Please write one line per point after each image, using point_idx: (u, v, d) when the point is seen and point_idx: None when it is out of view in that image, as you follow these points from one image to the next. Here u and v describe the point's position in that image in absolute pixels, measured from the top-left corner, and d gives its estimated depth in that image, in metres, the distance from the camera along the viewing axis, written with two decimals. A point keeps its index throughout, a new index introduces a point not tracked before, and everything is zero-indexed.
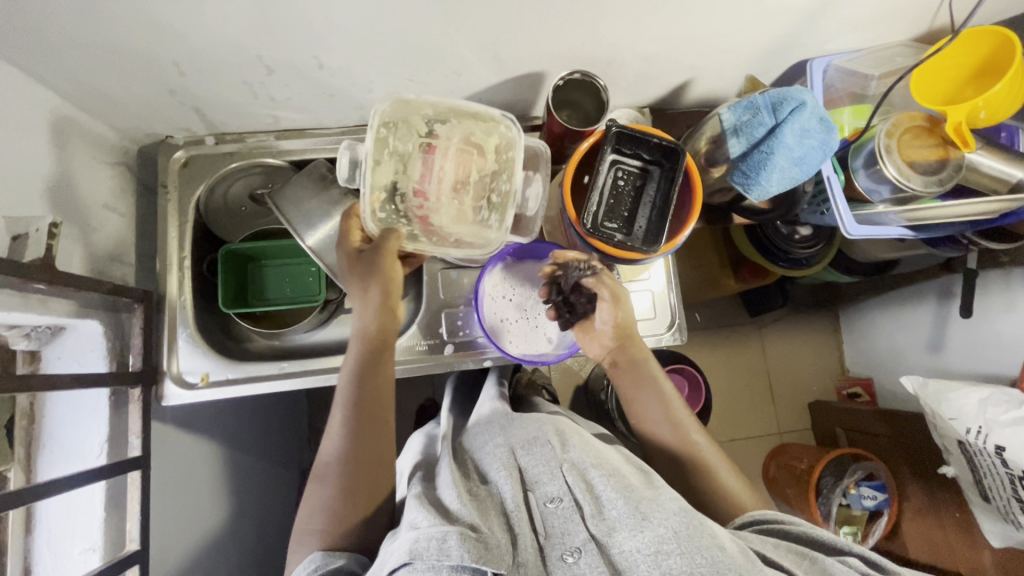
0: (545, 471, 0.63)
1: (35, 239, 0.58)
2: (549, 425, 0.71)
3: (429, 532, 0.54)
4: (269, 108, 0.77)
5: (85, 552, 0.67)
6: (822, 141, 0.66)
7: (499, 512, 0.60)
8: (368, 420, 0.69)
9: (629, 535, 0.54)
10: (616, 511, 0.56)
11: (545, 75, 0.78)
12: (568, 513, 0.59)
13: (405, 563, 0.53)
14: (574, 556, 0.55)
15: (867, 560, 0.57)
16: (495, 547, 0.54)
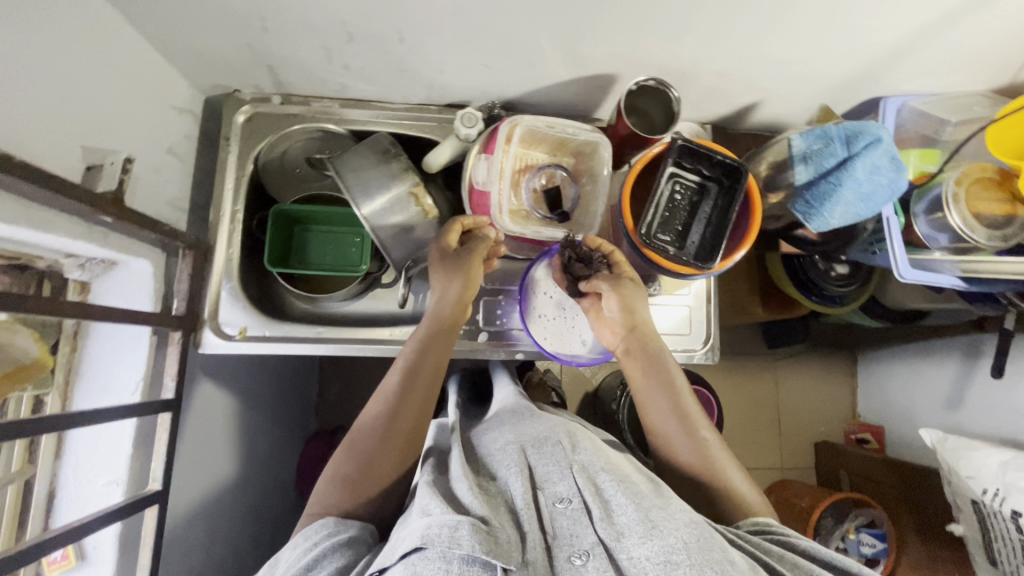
0: (554, 471, 0.63)
1: (110, 171, 0.62)
2: (562, 426, 0.71)
3: (442, 519, 0.53)
4: (340, 75, 0.78)
5: (109, 484, 0.68)
6: (891, 180, 0.65)
7: (507, 508, 0.59)
8: (416, 402, 0.70)
9: (639, 542, 0.53)
10: (625, 517, 0.56)
11: (617, 78, 0.78)
12: (576, 516, 0.58)
13: (417, 549, 0.52)
14: (582, 560, 0.54)
15: None
16: (504, 542, 0.53)
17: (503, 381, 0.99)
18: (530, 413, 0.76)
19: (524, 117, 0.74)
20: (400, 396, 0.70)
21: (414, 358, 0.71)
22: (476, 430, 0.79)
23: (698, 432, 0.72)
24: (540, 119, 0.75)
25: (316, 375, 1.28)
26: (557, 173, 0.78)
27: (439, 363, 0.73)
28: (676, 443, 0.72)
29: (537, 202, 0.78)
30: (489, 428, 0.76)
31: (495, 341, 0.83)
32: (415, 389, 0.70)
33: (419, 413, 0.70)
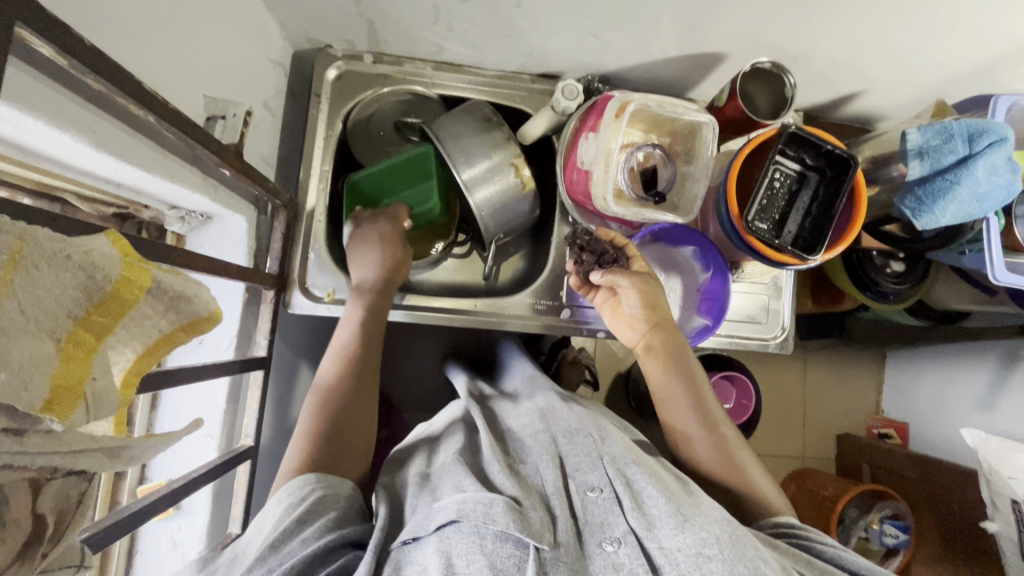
0: (585, 461, 0.60)
1: (231, 124, 0.59)
2: (591, 420, 0.67)
3: (477, 495, 0.52)
4: (441, 36, 0.75)
5: (202, 437, 0.69)
6: (1009, 182, 0.65)
7: (539, 494, 0.57)
8: (353, 400, 0.67)
9: (670, 533, 0.49)
10: (657, 508, 0.52)
11: (726, 57, 0.76)
12: (607, 505, 0.55)
13: (452, 522, 0.50)
14: (614, 546, 0.51)
15: None
16: (536, 523, 0.51)
17: (517, 363, 0.97)
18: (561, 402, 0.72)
19: (631, 94, 0.71)
20: (334, 400, 0.66)
21: (349, 356, 0.69)
22: (501, 412, 0.76)
23: (723, 432, 0.69)
24: (647, 97, 0.72)
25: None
26: (654, 155, 0.77)
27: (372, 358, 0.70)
28: (699, 443, 0.68)
29: (633, 181, 0.76)
30: (518, 412, 0.74)
31: (577, 319, 0.83)
32: (349, 383, 0.67)
33: (359, 409, 0.67)
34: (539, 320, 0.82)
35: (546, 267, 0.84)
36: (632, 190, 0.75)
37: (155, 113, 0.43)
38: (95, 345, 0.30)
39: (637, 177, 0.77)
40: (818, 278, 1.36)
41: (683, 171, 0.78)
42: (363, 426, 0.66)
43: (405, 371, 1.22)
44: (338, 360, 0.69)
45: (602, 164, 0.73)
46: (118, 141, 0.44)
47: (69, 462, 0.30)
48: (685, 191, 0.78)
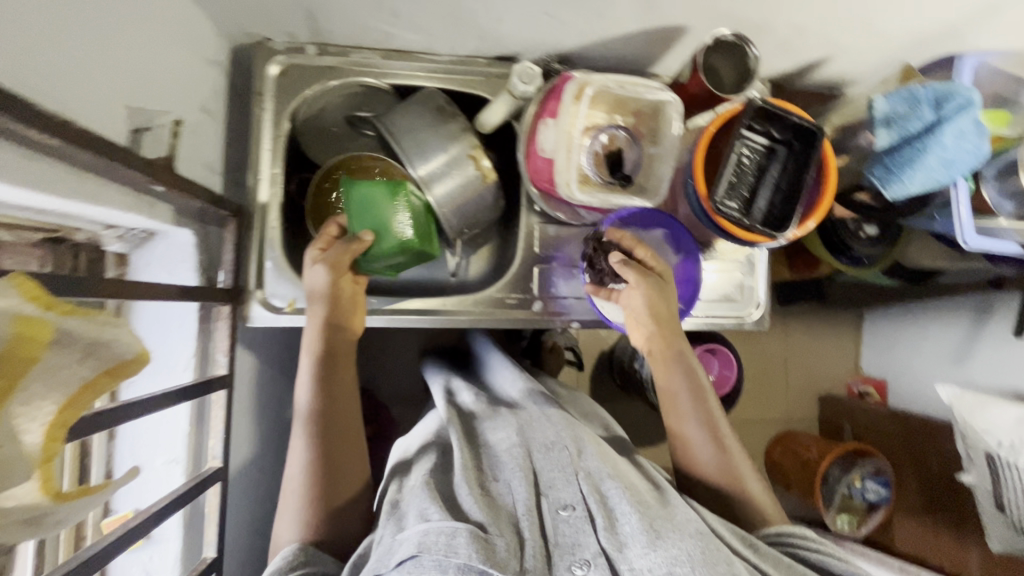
0: (559, 477, 0.61)
1: (158, 135, 0.56)
2: (568, 429, 0.67)
3: (440, 526, 0.52)
4: (388, 23, 0.71)
5: (168, 463, 0.66)
6: (977, 146, 0.62)
7: (508, 515, 0.58)
8: (333, 425, 0.64)
9: (641, 553, 0.52)
10: (629, 526, 0.55)
11: (688, 30, 0.72)
12: (579, 524, 0.57)
13: (412, 557, 0.50)
14: (583, 570, 0.53)
15: None
16: (501, 550, 0.52)
17: (494, 359, 0.93)
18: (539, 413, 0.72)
19: (590, 77, 0.69)
20: (318, 430, 0.63)
21: (323, 377, 0.66)
22: (477, 420, 0.74)
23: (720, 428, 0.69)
24: (608, 77, 0.69)
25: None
26: (618, 136, 0.74)
27: (347, 377, 0.68)
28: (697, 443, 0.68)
29: (599, 166, 0.73)
30: (495, 419, 0.72)
31: (551, 310, 0.81)
32: (331, 409, 0.65)
33: (347, 434, 0.65)
34: (512, 314, 0.80)
35: (517, 259, 0.81)
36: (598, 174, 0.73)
37: (63, 136, 0.39)
38: None
39: (603, 160, 0.74)
40: (794, 245, 1.36)
41: (651, 151, 0.75)
42: (357, 453, 0.65)
43: (383, 369, 1.20)
44: (310, 386, 0.65)
45: (563, 150, 0.70)
46: (25, 169, 0.40)
47: None
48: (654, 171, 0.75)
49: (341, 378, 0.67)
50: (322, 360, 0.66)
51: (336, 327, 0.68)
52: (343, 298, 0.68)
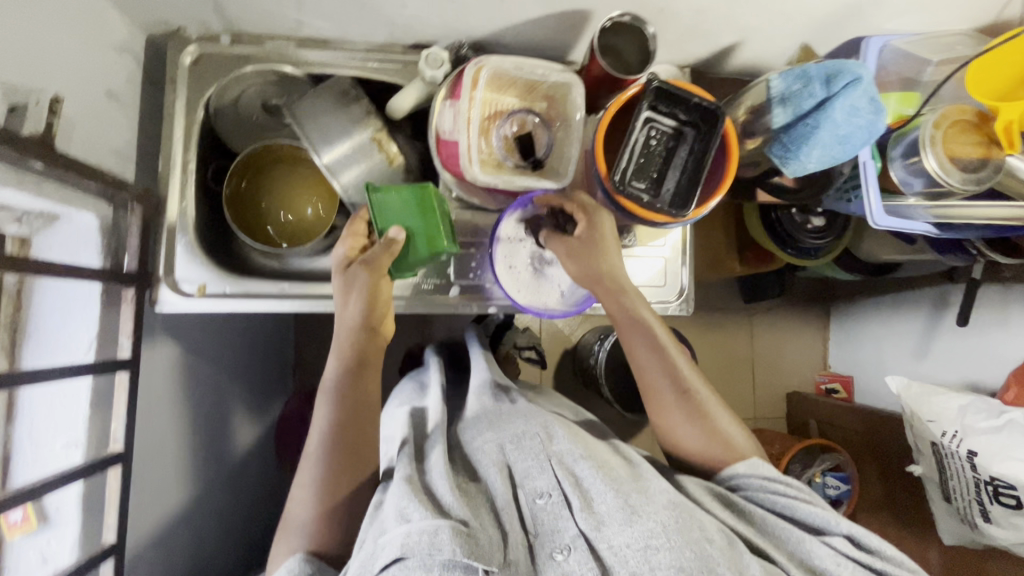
0: (533, 466, 0.61)
1: (35, 112, 0.56)
2: (540, 415, 0.69)
3: (420, 526, 0.52)
4: (293, 10, 0.72)
5: (67, 446, 0.65)
6: (869, 122, 0.63)
7: (487, 505, 0.59)
8: (355, 415, 0.68)
9: (619, 530, 0.54)
10: (606, 505, 0.56)
11: (592, 14, 0.73)
12: (556, 509, 0.57)
13: (397, 560, 0.51)
14: (563, 554, 0.54)
15: (851, 539, 0.58)
16: (485, 542, 0.53)
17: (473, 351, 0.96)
18: (504, 408, 0.73)
19: (486, 59, 0.70)
20: (336, 414, 0.67)
21: (353, 371, 0.69)
22: (461, 427, 0.74)
23: (694, 395, 0.70)
24: (505, 61, 0.71)
25: (283, 337, 1.24)
26: (528, 122, 0.75)
27: (372, 374, 0.71)
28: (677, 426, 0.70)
29: (509, 150, 0.75)
30: (473, 424, 0.72)
31: (468, 296, 0.82)
32: (354, 403, 0.68)
33: (361, 429, 0.67)
34: (427, 298, 0.80)
35: None
36: (508, 157, 0.74)
37: None
38: None
39: (513, 145, 0.75)
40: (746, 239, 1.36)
41: (560, 135, 0.76)
42: (370, 447, 0.68)
43: None
44: (337, 364, 0.69)
45: (467, 134, 0.70)
46: None
47: None
48: (563, 156, 0.75)
49: (369, 377, 0.70)
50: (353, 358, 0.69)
51: (369, 331, 0.70)
52: (381, 302, 0.70)
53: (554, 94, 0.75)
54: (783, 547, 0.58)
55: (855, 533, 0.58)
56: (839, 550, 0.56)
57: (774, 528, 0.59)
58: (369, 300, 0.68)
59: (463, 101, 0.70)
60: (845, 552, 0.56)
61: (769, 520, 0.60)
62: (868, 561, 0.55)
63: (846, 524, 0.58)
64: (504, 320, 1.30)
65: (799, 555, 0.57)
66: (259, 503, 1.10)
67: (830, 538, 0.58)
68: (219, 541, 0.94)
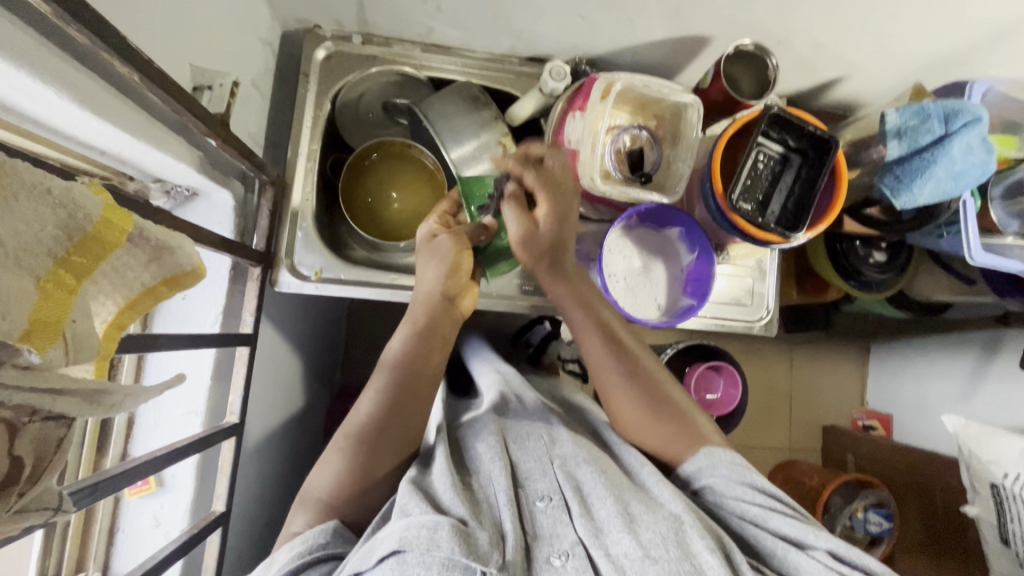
0: (536, 467, 0.62)
1: (218, 93, 0.59)
2: (547, 424, 0.70)
3: (421, 520, 0.52)
4: (430, 17, 0.76)
5: (187, 415, 0.68)
6: (983, 162, 0.67)
7: (487, 509, 0.57)
8: (408, 389, 0.67)
9: (618, 538, 0.53)
10: (605, 511, 0.56)
11: (712, 41, 0.77)
12: (557, 514, 0.57)
13: (395, 553, 0.50)
14: (561, 560, 0.53)
15: (835, 556, 0.54)
16: (483, 544, 0.52)
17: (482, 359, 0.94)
18: (514, 406, 0.74)
19: (615, 75, 0.73)
20: (396, 383, 0.66)
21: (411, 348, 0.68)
22: (461, 425, 0.74)
23: (663, 390, 0.69)
24: (632, 77, 0.73)
25: (336, 329, 1.25)
26: (641, 137, 0.77)
27: (434, 354, 0.69)
28: (654, 427, 0.68)
29: (620, 163, 0.75)
30: (478, 419, 0.73)
31: None
32: (407, 379, 0.67)
33: (415, 407, 0.67)
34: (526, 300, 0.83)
35: None
36: (617, 168, 0.75)
37: (143, 73, 0.43)
38: (75, 287, 0.31)
39: (624, 159, 0.76)
40: (802, 270, 1.36)
41: (670, 154, 0.79)
42: (419, 424, 0.67)
43: None
44: (404, 336, 0.69)
45: (585, 145, 0.73)
46: (98, 98, 0.44)
47: (49, 403, 0.30)
48: (671, 173, 0.78)
49: (430, 356, 0.69)
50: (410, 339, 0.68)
51: (446, 301, 0.71)
52: (462, 273, 0.72)
53: (670, 113, 0.78)
54: (771, 563, 0.57)
55: (840, 549, 0.54)
56: (824, 564, 0.53)
57: (760, 542, 0.58)
58: (449, 266, 0.70)
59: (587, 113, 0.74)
60: (829, 567, 0.53)
61: (751, 532, 0.59)
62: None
63: (829, 539, 0.55)
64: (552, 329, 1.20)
65: (785, 573, 0.55)
66: None
67: (813, 553, 0.54)
68: (271, 526, 0.95)
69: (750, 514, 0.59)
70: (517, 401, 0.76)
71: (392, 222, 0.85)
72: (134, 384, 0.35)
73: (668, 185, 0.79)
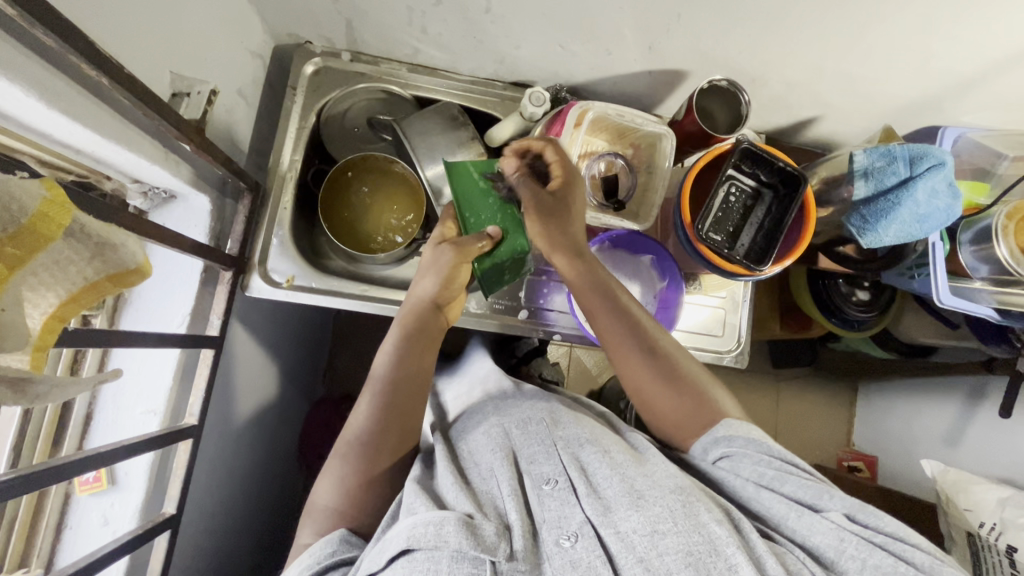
0: (539, 451, 0.62)
1: (195, 101, 0.61)
2: (544, 407, 0.71)
3: (427, 518, 0.52)
4: (416, 39, 0.78)
5: (146, 414, 0.68)
6: (948, 206, 0.68)
7: (493, 502, 0.57)
8: (398, 399, 0.69)
9: (625, 515, 0.51)
10: (612, 490, 0.55)
11: (688, 75, 0.79)
12: (563, 496, 0.56)
13: (405, 552, 0.50)
14: (571, 541, 0.51)
15: (853, 514, 0.54)
16: (490, 537, 0.52)
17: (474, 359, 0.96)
18: (511, 398, 0.76)
19: (589, 103, 0.74)
20: (385, 396, 0.68)
21: (398, 361, 0.70)
22: (453, 428, 0.77)
23: (673, 361, 0.69)
24: (606, 106, 0.75)
25: (317, 338, 1.26)
26: (616, 165, 0.79)
27: (421, 366, 0.72)
28: (665, 398, 0.67)
29: (595, 189, 0.78)
30: (472, 414, 0.77)
31: (535, 321, 0.84)
32: (402, 390, 0.69)
33: (406, 417, 0.69)
34: (497, 319, 0.84)
35: None
36: (592, 195, 0.77)
37: (110, 76, 0.44)
38: (6, 277, 0.31)
39: (599, 185, 0.78)
40: (787, 305, 1.36)
41: (645, 182, 0.80)
42: (412, 428, 0.70)
43: None
44: (391, 351, 0.71)
45: (560, 172, 0.75)
46: (66, 97, 0.45)
47: None
48: (645, 200, 0.80)
49: (420, 365, 0.71)
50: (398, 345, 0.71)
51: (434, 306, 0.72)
52: (456, 284, 0.71)
53: (646, 141, 0.79)
54: (784, 531, 0.54)
55: (851, 510, 0.53)
56: (840, 525, 0.52)
57: (770, 510, 0.55)
58: (444, 278, 0.70)
59: (559, 140, 0.75)
60: (845, 526, 0.52)
61: (766, 501, 0.56)
62: (868, 534, 0.51)
63: (841, 500, 0.54)
64: (534, 346, 1.19)
65: (800, 540, 0.53)
66: (274, 500, 1.09)
67: (828, 513, 0.53)
68: (237, 536, 0.94)
69: (761, 480, 0.57)
70: (517, 391, 0.79)
71: (369, 233, 0.86)
72: (62, 377, 0.37)
73: (639, 214, 0.79)
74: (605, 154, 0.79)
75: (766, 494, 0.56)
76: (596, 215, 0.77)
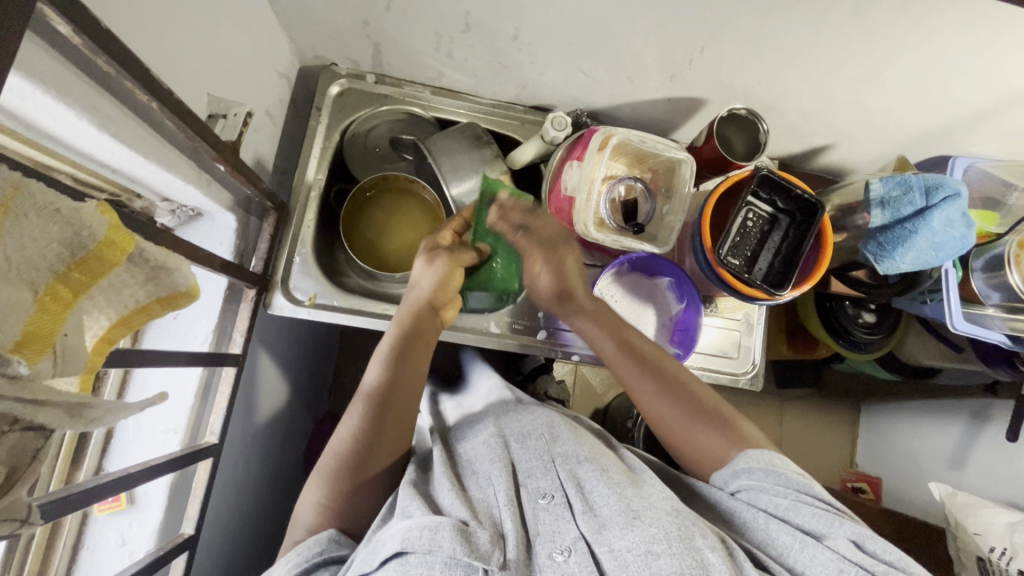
0: (537, 466, 0.62)
1: (231, 122, 0.62)
2: (545, 418, 0.70)
3: (421, 522, 0.52)
4: (441, 63, 0.80)
5: (167, 432, 0.67)
6: (963, 235, 0.69)
7: (489, 509, 0.57)
8: (389, 411, 0.67)
9: (620, 534, 0.50)
10: (608, 508, 0.54)
11: (708, 103, 0.81)
12: (558, 511, 0.55)
13: (397, 555, 0.50)
14: (564, 555, 0.51)
15: (859, 543, 0.52)
16: (485, 545, 0.51)
17: (481, 374, 0.96)
18: (513, 407, 0.76)
19: (611, 128, 0.75)
20: (376, 407, 0.67)
21: (396, 366, 0.70)
22: (453, 433, 0.76)
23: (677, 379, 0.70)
24: (625, 131, 0.76)
25: (326, 354, 1.26)
26: (636, 190, 0.79)
27: (418, 366, 0.72)
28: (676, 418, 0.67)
29: (614, 212, 0.78)
30: (472, 422, 0.76)
31: (554, 341, 0.84)
32: (396, 398, 0.68)
33: (402, 420, 0.68)
34: (513, 338, 0.84)
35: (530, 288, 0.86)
36: (611, 218, 0.78)
37: (160, 100, 0.45)
38: (70, 302, 0.32)
39: (619, 209, 0.79)
40: (793, 325, 1.37)
41: (665, 208, 0.81)
42: (409, 428, 0.70)
43: None
44: (382, 363, 0.70)
45: (580, 196, 0.76)
46: (113, 120, 0.46)
47: (30, 414, 0.30)
48: (665, 224, 0.81)
49: (413, 372, 0.71)
50: (396, 344, 0.71)
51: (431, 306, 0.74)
52: (451, 285, 0.76)
53: (665, 167, 0.80)
54: (783, 561, 0.53)
55: (860, 537, 0.52)
56: (842, 556, 0.50)
57: (775, 540, 0.54)
58: (442, 277, 0.74)
59: (579, 165, 0.76)
60: (851, 559, 0.50)
61: (773, 531, 0.54)
62: (869, 564, 0.49)
63: (850, 527, 0.53)
64: (544, 364, 1.20)
65: (797, 569, 0.52)
66: (281, 519, 1.07)
67: (833, 543, 0.52)
68: (245, 556, 0.92)
69: (775, 510, 0.56)
70: (516, 402, 0.78)
71: (388, 251, 0.87)
72: (113, 400, 0.37)
73: (660, 237, 0.81)
74: (625, 179, 0.79)
75: (776, 525, 0.54)
76: (618, 239, 0.77)
